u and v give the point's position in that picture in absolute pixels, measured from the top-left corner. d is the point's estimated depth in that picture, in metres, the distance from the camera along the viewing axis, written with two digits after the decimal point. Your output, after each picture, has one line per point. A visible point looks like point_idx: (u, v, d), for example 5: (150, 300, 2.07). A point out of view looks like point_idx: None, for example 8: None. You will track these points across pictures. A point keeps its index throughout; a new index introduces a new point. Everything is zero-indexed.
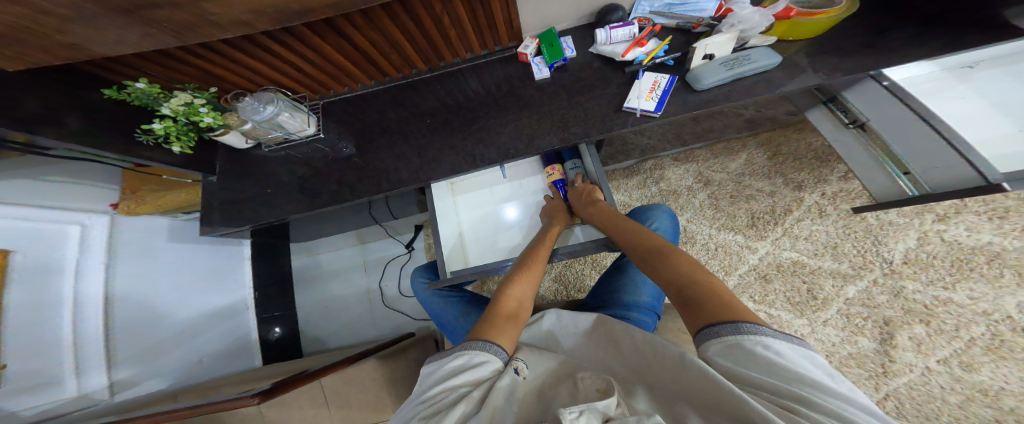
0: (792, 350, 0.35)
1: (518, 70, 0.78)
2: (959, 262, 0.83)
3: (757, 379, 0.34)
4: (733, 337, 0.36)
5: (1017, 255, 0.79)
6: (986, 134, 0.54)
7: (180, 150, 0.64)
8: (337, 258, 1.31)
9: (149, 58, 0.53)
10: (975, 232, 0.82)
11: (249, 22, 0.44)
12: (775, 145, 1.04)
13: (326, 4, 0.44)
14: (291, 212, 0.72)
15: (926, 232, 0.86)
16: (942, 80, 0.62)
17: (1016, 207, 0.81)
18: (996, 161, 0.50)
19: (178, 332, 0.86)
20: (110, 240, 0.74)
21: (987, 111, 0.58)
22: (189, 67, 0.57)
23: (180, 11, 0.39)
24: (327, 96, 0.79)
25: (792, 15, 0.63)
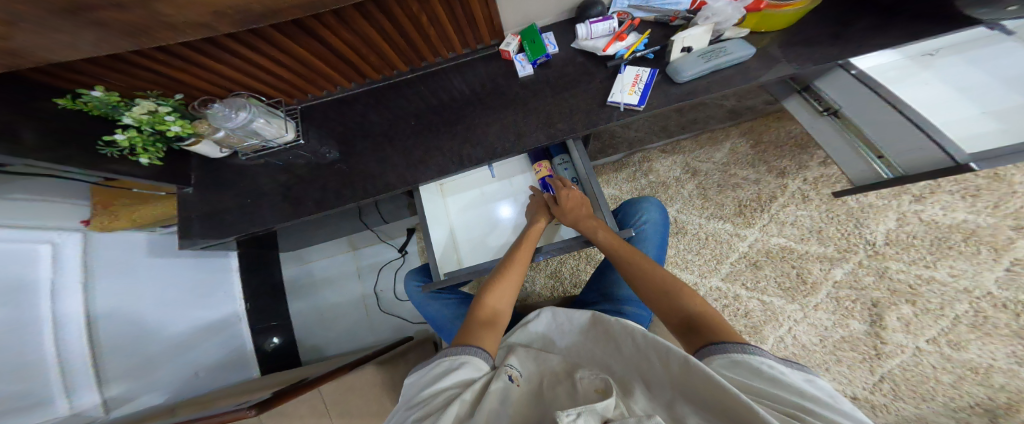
0: (792, 370, 0.36)
1: (501, 68, 0.77)
2: (938, 241, 0.84)
3: (761, 390, 0.35)
4: (738, 354, 0.38)
5: (990, 231, 0.80)
6: (955, 117, 0.56)
7: (147, 161, 0.61)
8: (330, 265, 1.30)
9: (102, 65, 0.50)
10: (950, 211, 0.84)
11: (208, 24, 0.43)
12: (757, 133, 1.05)
13: (287, 4, 0.43)
14: (274, 221, 0.71)
15: (904, 213, 0.87)
16: (906, 68, 0.64)
17: (986, 185, 0.82)
18: (966, 141, 0.51)
19: (171, 348, 0.85)
20: (84, 258, 0.72)
21: (949, 95, 0.60)
22: (149, 73, 0.55)
23: (129, 12, 0.38)
24: (304, 100, 0.77)
25: (763, 7, 0.62)
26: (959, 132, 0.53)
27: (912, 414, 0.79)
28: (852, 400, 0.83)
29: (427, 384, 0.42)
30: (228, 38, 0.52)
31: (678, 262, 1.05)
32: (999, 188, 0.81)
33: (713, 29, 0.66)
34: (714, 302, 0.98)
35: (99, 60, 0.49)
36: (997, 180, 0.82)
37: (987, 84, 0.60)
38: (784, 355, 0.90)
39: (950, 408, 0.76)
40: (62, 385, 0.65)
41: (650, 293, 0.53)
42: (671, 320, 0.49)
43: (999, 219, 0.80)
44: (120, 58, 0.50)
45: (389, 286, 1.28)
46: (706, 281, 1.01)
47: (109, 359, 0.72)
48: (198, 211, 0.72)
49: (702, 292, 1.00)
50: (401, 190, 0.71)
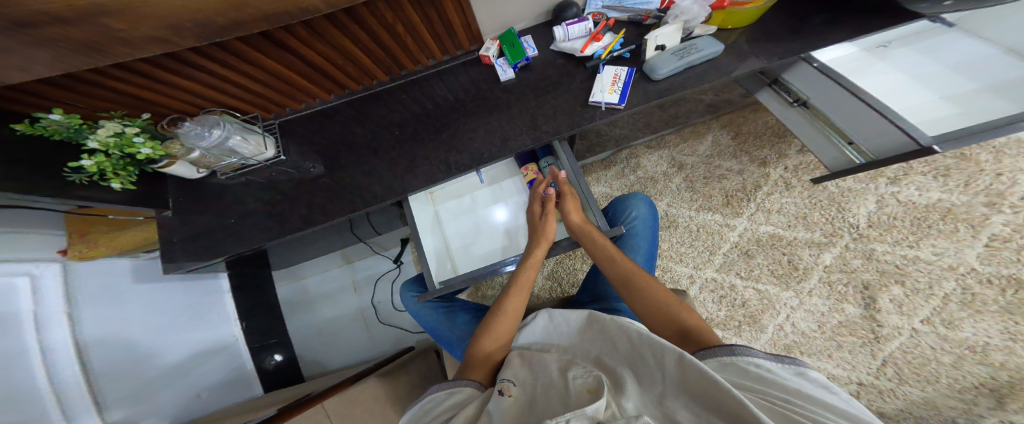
0: (781, 368, 0.36)
1: (482, 73, 0.77)
2: (917, 221, 0.86)
3: (750, 387, 0.36)
4: (727, 356, 0.39)
5: (964, 208, 0.83)
6: (916, 102, 0.58)
7: (119, 185, 0.59)
8: (324, 280, 1.28)
9: (58, 85, 0.49)
10: (924, 191, 0.86)
11: (166, 38, 0.42)
12: (736, 125, 1.07)
13: (248, 15, 0.42)
14: (261, 240, 0.70)
15: (882, 195, 0.90)
16: (864, 60, 0.67)
17: (954, 165, 0.85)
18: (929, 125, 0.53)
19: (168, 371, 0.84)
20: (67, 287, 0.69)
21: (907, 83, 0.62)
22: (109, 92, 0.53)
23: (77, 28, 0.37)
24: (282, 114, 0.76)
25: (726, 5, 0.64)
26: (922, 116, 0.55)
27: (919, 398, 0.79)
28: (858, 386, 0.83)
29: (429, 417, 0.43)
30: (190, 52, 0.51)
31: (672, 256, 1.05)
32: (967, 167, 0.84)
33: (683, 27, 0.67)
34: (711, 294, 0.99)
35: (54, 79, 0.48)
36: (963, 159, 0.85)
37: (940, 72, 0.62)
38: (785, 343, 0.90)
39: (954, 389, 0.77)
40: (61, 412, 0.64)
41: (647, 312, 0.53)
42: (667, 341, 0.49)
43: (970, 196, 0.83)
44: (76, 77, 0.48)
45: (384, 298, 1.26)
46: (701, 272, 1.01)
47: (106, 385, 0.71)
48: (180, 235, 0.70)
49: (698, 285, 1.00)
50: (389, 200, 0.70)
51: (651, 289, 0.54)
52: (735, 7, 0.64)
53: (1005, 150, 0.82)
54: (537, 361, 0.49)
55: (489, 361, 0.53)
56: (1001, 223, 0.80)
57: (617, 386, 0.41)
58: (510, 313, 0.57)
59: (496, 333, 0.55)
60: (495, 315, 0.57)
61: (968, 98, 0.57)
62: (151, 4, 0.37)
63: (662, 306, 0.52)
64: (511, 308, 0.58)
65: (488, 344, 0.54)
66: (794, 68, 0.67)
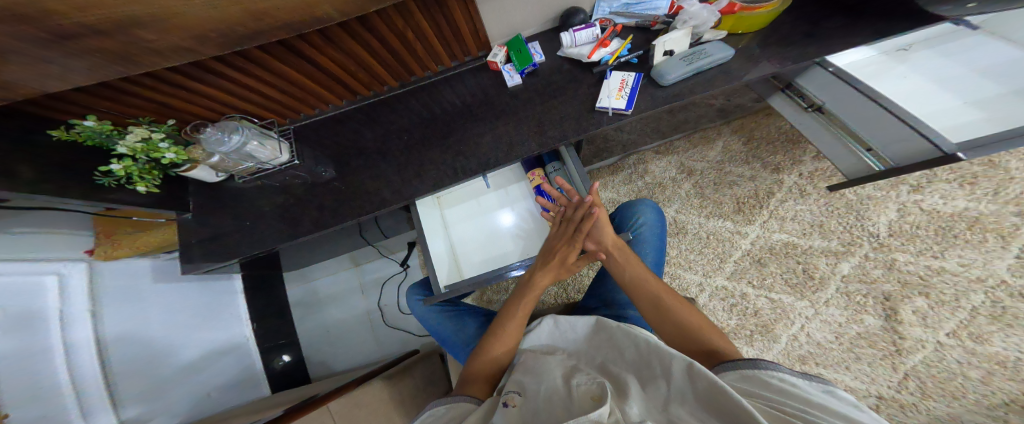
0: (808, 384, 0.35)
1: (490, 79, 0.78)
2: (941, 231, 0.83)
3: (767, 397, 0.36)
4: (749, 369, 0.39)
5: (993, 218, 0.79)
6: (938, 108, 0.57)
7: (145, 189, 0.61)
8: (334, 283, 1.30)
9: (90, 94, 0.51)
10: (949, 200, 0.83)
11: (192, 48, 0.44)
12: (748, 131, 1.05)
13: (268, 24, 0.44)
14: (274, 242, 0.72)
15: (904, 203, 0.87)
16: (882, 64, 0.66)
17: (982, 173, 0.82)
18: (948, 132, 0.52)
19: (183, 370, 0.86)
20: (91, 287, 0.72)
21: (929, 87, 0.60)
22: (137, 99, 0.56)
23: (112, 39, 0.39)
24: (297, 120, 0.79)
25: (736, 10, 0.64)
26: (942, 122, 0.54)
27: (943, 413, 0.75)
28: (877, 400, 0.80)
29: None
30: (212, 60, 0.53)
31: (680, 263, 1.04)
32: (995, 175, 0.81)
33: (692, 32, 0.67)
34: (721, 302, 0.97)
35: (89, 88, 0.50)
36: (992, 166, 0.81)
37: (965, 75, 0.60)
38: (799, 353, 0.88)
39: (981, 406, 0.73)
40: (78, 408, 0.66)
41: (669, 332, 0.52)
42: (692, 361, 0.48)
43: (1000, 206, 0.79)
44: (107, 86, 0.51)
45: (392, 300, 1.28)
46: (712, 280, 0.99)
47: (121, 382, 0.73)
48: (198, 235, 0.73)
49: (708, 292, 0.98)
50: (399, 204, 0.72)
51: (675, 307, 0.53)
52: (743, 13, 0.64)
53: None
54: (539, 365, 0.49)
55: (494, 366, 0.55)
56: None
57: (620, 392, 0.40)
58: (516, 320, 0.59)
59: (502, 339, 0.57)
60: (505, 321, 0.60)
61: (993, 102, 0.55)
62: (180, 15, 0.39)
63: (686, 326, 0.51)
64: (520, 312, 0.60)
65: (496, 349, 0.56)
66: (807, 72, 0.67)
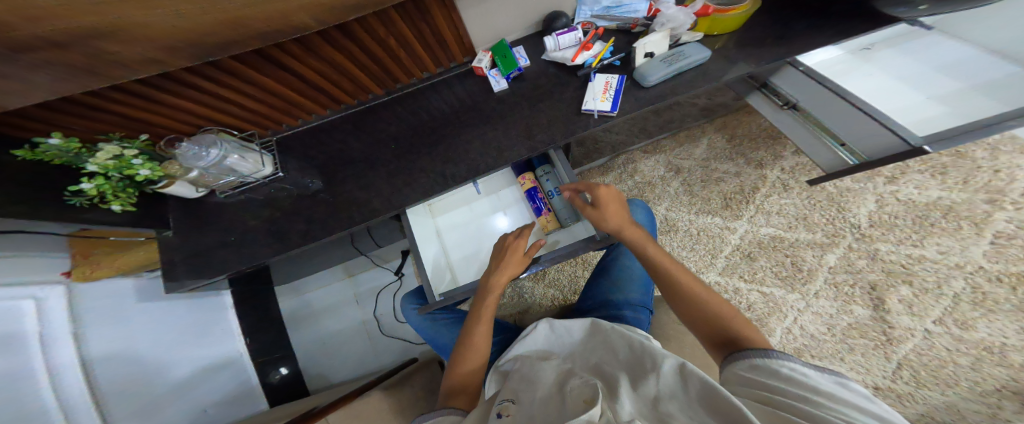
0: (819, 373, 0.35)
1: (476, 84, 0.78)
2: (919, 220, 0.86)
3: (774, 387, 0.35)
4: (758, 359, 0.39)
5: (965, 206, 0.84)
6: (903, 104, 0.59)
7: (119, 207, 0.59)
8: (326, 294, 1.28)
9: (56, 109, 0.50)
10: (923, 190, 0.87)
11: (159, 59, 0.43)
12: (731, 128, 1.08)
13: (242, 34, 0.44)
14: (262, 257, 0.70)
15: (881, 194, 0.90)
16: (851, 63, 0.68)
17: (950, 163, 0.87)
18: (918, 125, 0.55)
19: (177, 388, 0.84)
20: (71, 309, 0.69)
21: (894, 85, 0.63)
22: (106, 114, 0.54)
23: (68, 51, 0.37)
24: (280, 131, 0.77)
25: (711, 12, 0.65)
26: (907, 118, 0.56)
27: (940, 402, 0.76)
28: (874, 391, 0.80)
29: None
30: (183, 71, 0.52)
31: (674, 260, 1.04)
32: (963, 164, 0.86)
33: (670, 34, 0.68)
34: None
35: (52, 103, 0.48)
36: (961, 157, 0.87)
37: (926, 74, 0.63)
38: (795, 347, 0.88)
39: (974, 392, 0.75)
40: None
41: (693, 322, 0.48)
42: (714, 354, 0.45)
43: (971, 194, 0.84)
44: (72, 100, 0.49)
45: (387, 309, 1.26)
46: (705, 276, 1.00)
47: (113, 402, 0.71)
48: (181, 253, 0.71)
49: None
50: (388, 214, 0.71)
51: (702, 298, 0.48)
52: (716, 14, 0.65)
53: (998, 147, 0.85)
54: (534, 372, 0.49)
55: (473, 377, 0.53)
56: (1004, 220, 0.81)
57: (612, 389, 0.40)
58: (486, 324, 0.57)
59: (474, 346, 0.55)
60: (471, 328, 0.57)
61: (953, 98, 0.58)
62: (142, 25, 0.38)
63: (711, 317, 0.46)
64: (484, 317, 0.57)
65: (471, 359, 0.54)
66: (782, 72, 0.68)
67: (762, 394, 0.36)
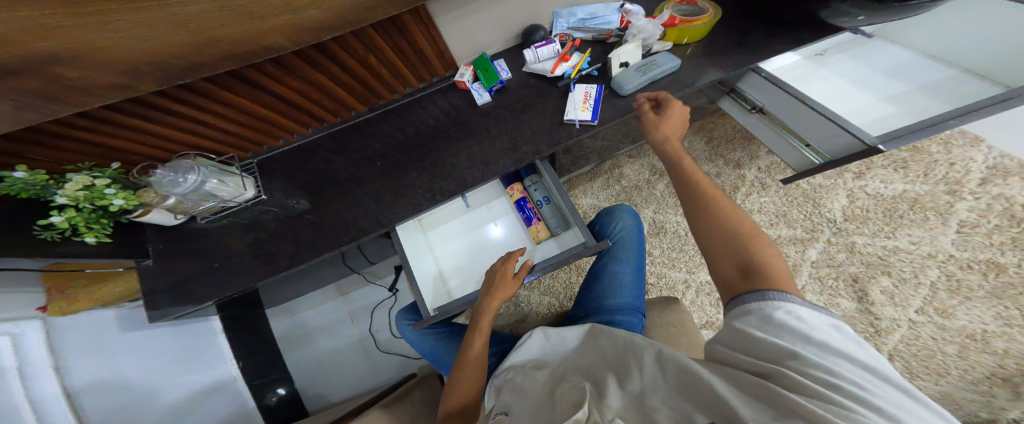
0: (816, 317, 0.34)
1: (460, 98, 0.79)
2: (889, 212, 0.90)
3: (765, 340, 0.34)
4: (756, 303, 0.37)
5: (930, 197, 0.89)
6: (859, 104, 0.66)
7: (94, 239, 0.58)
8: (318, 314, 1.25)
9: (20, 139, 0.48)
10: (889, 183, 0.93)
11: (126, 84, 0.41)
12: (707, 131, 1.11)
13: (212, 55, 0.43)
14: (248, 282, 0.69)
15: (852, 189, 0.94)
16: (807, 67, 0.73)
17: (910, 158, 0.93)
18: (871, 126, 0.60)
19: (166, 416, 0.81)
20: (50, 343, 0.67)
21: (849, 87, 0.69)
22: (76, 143, 0.53)
23: (30, 80, 0.35)
24: (261, 153, 0.77)
25: (677, 23, 0.68)
26: (862, 117, 0.63)
27: (936, 393, 0.77)
28: None
29: None
30: (153, 94, 0.52)
31: (664, 262, 1.04)
32: (922, 159, 0.93)
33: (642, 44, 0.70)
34: (708, 297, 0.99)
35: (19, 134, 0.47)
36: (919, 152, 0.93)
37: (871, 76, 0.71)
38: None
39: (966, 380, 0.76)
40: None
41: (710, 242, 0.44)
42: (725, 278, 0.42)
43: (932, 186, 0.90)
44: (39, 130, 0.48)
45: (382, 326, 1.24)
46: (696, 276, 1.01)
47: None
48: (164, 283, 0.69)
49: (694, 289, 1.00)
50: (377, 232, 0.70)
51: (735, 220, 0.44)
52: (683, 25, 0.68)
53: (950, 142, 0.92)
54: (526, 383, 0.48)
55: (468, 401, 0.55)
56: (966, 210, 0.86)
57: (600, 391, 0.40)
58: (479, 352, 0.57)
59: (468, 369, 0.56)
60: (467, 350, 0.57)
61: (900, 98, 0.65)
62: (106, 49, 0.36)
63: (734, 238, 0.42)
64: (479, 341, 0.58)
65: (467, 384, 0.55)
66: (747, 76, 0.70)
67: (753, 340, 0.35)
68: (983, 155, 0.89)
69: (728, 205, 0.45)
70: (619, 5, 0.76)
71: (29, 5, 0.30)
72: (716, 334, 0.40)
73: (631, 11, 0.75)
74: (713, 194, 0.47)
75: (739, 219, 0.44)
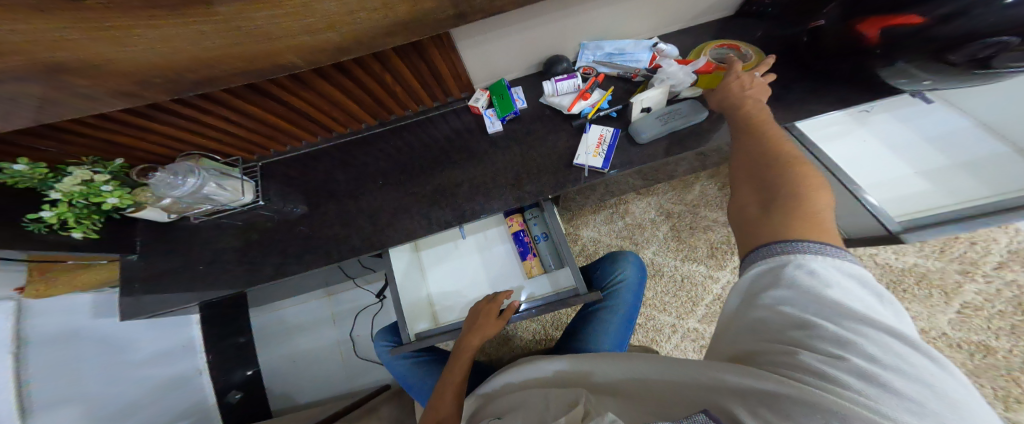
0: (836, 274, 0.30)
1: (471, 122, 0.79)
2: (893, 284, 0.92)
3: (772, 308, 0.32)
4: (771, 261, 0.34)
5: (939, 275, 0.91)
6: (891, 175, 0.68)
7: (81, 235, 0.58)
8: (302, 312, 1.21)
9: (38, 134, 0.48)
10: (902, 255, 0.94)
11: (134, 92, 0.42)
12: (724, 176, 1.08)
13: (222, 72, 0.43)
14: (231, 287, 0.69)
15: (862, 256, 0.96)
16: (846, 125, 0.72)
17: None
18: (900, 201, 0.65)
19: (118, 409, 0.76)
20: (18, 328, 0.63)
21: (885, 153, 0.70)
22: (83, 138, 0.52)
23: (40, 85, 0.37)
24: (266, 156, 0.76)
25: (712, 69, 0.68)
26: (881, 192, 0.67)
27: None
28: None
29: None
30: (171, 102, 0.52)
31: (656, 305, 1.05)
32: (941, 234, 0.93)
33: (669, 89, 0.71)
34: (692, 343, 1.00)
35: (34, 130, 0.47)
36: None
37: (918, 141, 0.71)
38: None
39: None
40: None
41: (742, 186, 0.44)
42: (748, 218, 0.40)
43: (946, 263, 0.91)
44: (54, 126, 0.48)
45: (363, 331, 1.20)
46: (684, 322, 1.02)
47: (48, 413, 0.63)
48: (143, 279, 0.68)
49: (680, 334, 1.01)
50: (367, 253, 0.70)
51: (782, 161, 0.41)
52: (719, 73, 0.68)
53: None
54: (516, 398, 0.46)
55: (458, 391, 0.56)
56: (973, 291, 0.89)
57: (600, 401, 0.39)
58: (468, 351, 0.60)
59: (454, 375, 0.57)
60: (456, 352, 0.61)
61: (941, 172, 0.67)
62: (118, 60, 0.37)
63: (771, 175, 0.41)
64: (467, 345, 0.60)
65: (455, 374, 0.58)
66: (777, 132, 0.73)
67: (761, 304, 0.33)
68: (1007, 238, 0.90)
69: (788, 148, 0.43)
70: (651, 43, 0.76)
71: (47, 20, 0.31)
72: (734, 292, 0.38)
73: (664, 52, 0.74)
74: (778, 137, 0.45)
75: (792, 160, 0.41)
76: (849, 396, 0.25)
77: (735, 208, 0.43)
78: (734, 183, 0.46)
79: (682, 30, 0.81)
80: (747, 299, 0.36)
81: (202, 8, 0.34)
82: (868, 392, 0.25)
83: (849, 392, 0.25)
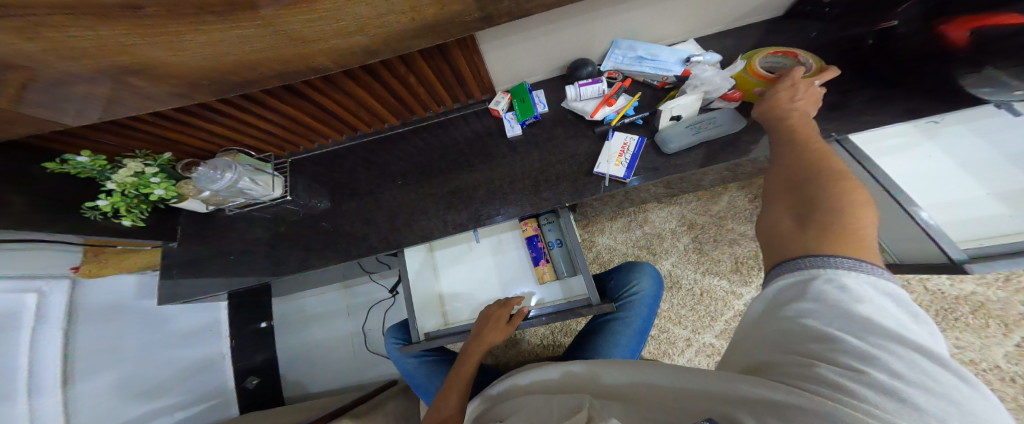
0: (868, 291, 0.28)
1: (491, 125, 0.79)
2: (944, 312, 0.86)
3: (795, 320, 0.30)
4: (800, 274, 0.32)
5: (1000, 305, 0.84)
6: (970, 193, 0.60)
7: (131, 222, 0.62)
8: (320, 302, 1.25)
9: (100, 128, 0.53)
10: (957, 282, 0.86)
11: (184, 94, 0.45)
12: (754, 188, 1.02)
13: (260, 73, 0.45)
14: (257, 278, 0.72)
15: (909, 280, 0.89)
16: (908, 139, 0.65)
17: None
18: (968, 225, 0.59)
19: (148, 387, 0.81)
20: (69, 305, 0.69)
21: (959, 169, 0.62)
22: (137, 132, 0.56)
23: (101, 86, 0.40)
24: (295, 153, 0.79)
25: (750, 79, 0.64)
26: (944, 215, 0.60)
27: None
28: None
29: None
30: (217, 102, 0.55)
31: (672, 317, 1.02)
32: None
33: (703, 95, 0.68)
34: (707, 359, 0.98)
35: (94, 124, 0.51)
36: None
37: None
38: None
39: None
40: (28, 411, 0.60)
41: (778, 193, 0.41)
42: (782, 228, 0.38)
43: (1010, 293, 0.84)
44: (113, 122, 0.52)
45: (377, 325, 1.22)
46: (700, 337, 0.99)
47: (82, 387, 0.68)
48: (179, 266, 0.73)
49: (695, 348, 0.99)
50: (383, 252, 0.72)
51: (822, 170, 0.39)
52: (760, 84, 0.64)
53: None
54: (518, 402, 0.46)
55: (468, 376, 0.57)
56: None
57: (602, 404, 0.37)
58: (475, 355, 0.60)
59: (463, 372, 0.58)
60: (465, 353, 0.61)
61: None
62: (166, 65, 0.40)
63: (810, 183, 0.38)
64: (473, 349, 0.60)
65: (466, 366, 0.59)
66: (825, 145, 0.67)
67: (783, 316, 0.31)
68: None
69: (828, 158, 0.40)
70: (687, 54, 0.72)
71: (109, 27, 0.33)
72: (753, 302, 0.36)
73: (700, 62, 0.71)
74: (815, 147, 0.42)
75: (833, 170, 0.38)
76: (866, 409, 0.23)
77: (765, 217, 0.41)
78: (767, 196, 0.43)
79: (719, 33, 0.77)
80: (769, 310, 0.34)
81: (244, 13, 0.36)
82: (886, 406, 0.23)
83: (864, 404, 0.24)
